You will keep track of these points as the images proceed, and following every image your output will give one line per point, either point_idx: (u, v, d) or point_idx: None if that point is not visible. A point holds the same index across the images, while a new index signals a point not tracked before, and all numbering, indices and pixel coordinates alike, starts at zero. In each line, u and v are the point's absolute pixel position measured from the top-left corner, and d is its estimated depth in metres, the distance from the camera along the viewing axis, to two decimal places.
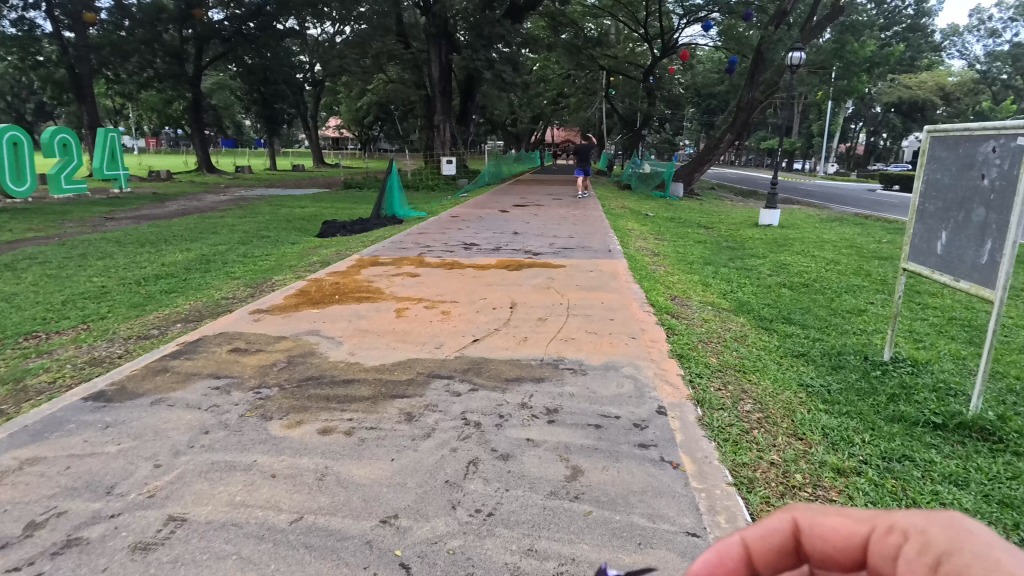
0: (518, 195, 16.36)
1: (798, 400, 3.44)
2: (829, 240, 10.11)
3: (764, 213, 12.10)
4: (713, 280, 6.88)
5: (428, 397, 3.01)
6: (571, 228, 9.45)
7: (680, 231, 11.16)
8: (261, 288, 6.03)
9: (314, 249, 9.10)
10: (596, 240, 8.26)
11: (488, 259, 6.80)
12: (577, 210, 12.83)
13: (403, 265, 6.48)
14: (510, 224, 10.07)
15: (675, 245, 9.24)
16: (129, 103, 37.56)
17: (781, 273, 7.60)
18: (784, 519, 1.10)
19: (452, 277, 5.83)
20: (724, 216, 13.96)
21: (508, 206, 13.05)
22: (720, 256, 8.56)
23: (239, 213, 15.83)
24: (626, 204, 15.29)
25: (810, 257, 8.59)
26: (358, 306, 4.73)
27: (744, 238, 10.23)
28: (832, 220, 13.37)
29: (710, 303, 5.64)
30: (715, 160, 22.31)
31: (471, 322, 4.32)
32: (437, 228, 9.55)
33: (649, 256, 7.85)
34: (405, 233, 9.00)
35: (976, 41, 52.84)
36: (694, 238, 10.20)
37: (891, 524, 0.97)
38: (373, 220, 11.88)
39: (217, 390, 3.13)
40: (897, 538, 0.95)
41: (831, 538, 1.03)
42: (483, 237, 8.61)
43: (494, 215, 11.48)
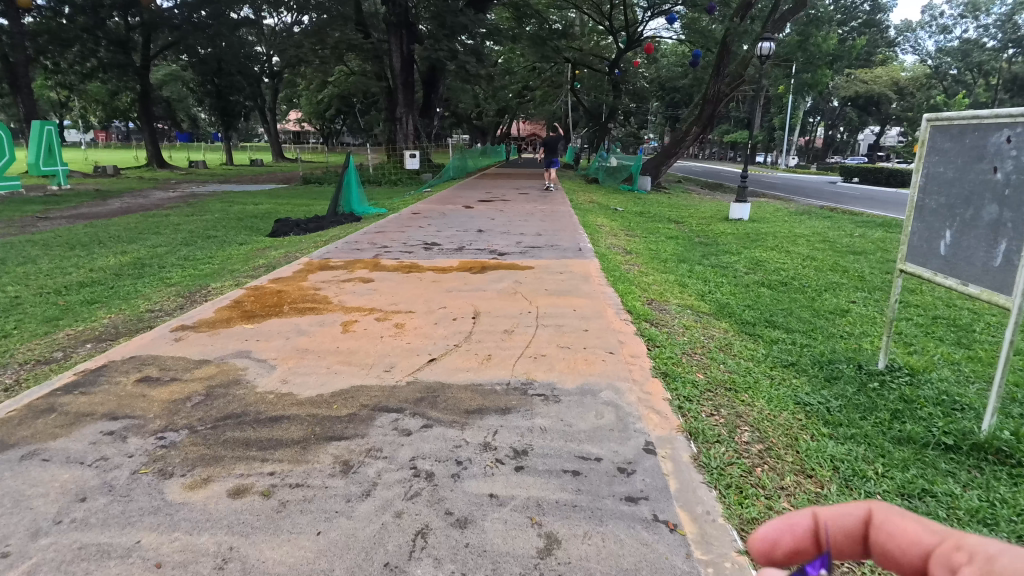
0: (483, 189, 15.84)
1: (798, 424, 3.04)
2: (802, 234, 9.91)
3: (734, 207, 11.85)
4: (689, 279, 6.52)
5: (371, 440, 2.50)
6: (539, 225, 8.99)
7: (650, 226, 10.81)
8: (194, 297, 5.40)
9: (264, 250, 8.44)
10: (565, 238, 7.81)
11: (450, 261, 6.27)
12: (544, 205, 12.37)
13: (356, 268, 5.93)
14: (474, 221, 9.56)
15: (647, 241, 8.88)
16: (72, 95, 35.63)
17: (758, 270, 7.30)
18: (857, 507, 0.92)
19: (409, 282, 5.31)
20: (693, 210, 13.71)
21: (473, 201, 12.55)
22: (694, 253, 8.23)
23: (187, 211, 14.91)
24: (595, 199, 14.95)
25: (785, 252, 8.33)
26: (300, 320, 4.17)
27: (717, 234, 9.93)
28: (801, 213, 13.27)
29: (688, 306, 5.26)
30: (681, 153, 22.15)
31: (428, 337, 3.81)
32: (397, 226, 8.97)
33: (622, 254, 7.45)
34: (361, 232, 8.41)
35: (929, 37, 54.38)
36: (665, 234, 9.86)
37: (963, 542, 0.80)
38: (329, 217, 11.20)
39: (110, 436, 2.56)
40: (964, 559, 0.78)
41: (901, 538, 0.87)
42: (444, 236, 8.08)
43: (457, 211, 10.92)
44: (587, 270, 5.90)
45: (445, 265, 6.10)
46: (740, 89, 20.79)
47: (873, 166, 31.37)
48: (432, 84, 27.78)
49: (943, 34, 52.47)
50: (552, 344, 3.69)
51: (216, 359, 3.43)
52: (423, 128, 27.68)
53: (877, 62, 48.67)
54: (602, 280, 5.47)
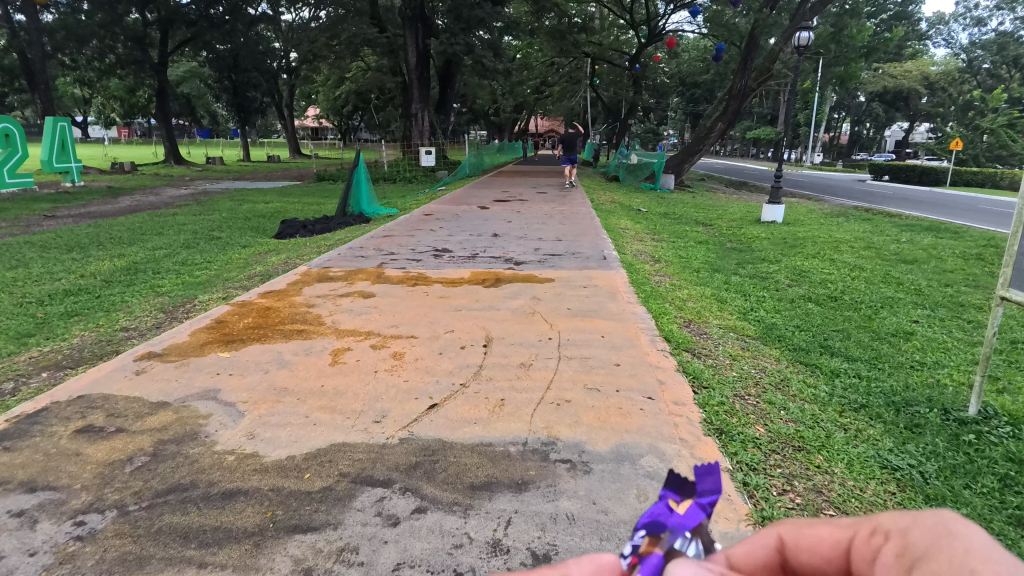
0: (499, 188, 15.25)
1: (894, 503, 2.40)
2: (841, 240, 9.20)
3: (766, 209, 11.14)
4: (726, 292, 5.88)
5: (347, 534, 1.92)
6: (558, 230, 8.37)
7: (676, 229, 10.15)
8: (176, 312, 4.87)
9: (265, 255, 7.95)
10: (587, 244, 7.19)
11: (461, 271, 5.69)
12: (563, 205, 11.76)
13: (357, 280, 5.37)
14: (490, 223, 8.97)
15: (676, 247, 8.23)
16: (92, 91, 35.74)
17: (801, 282, 6.62)
18: (768, 536, 1.02)
19: (415, 298, 4.74)
20: (719, 211, 13.01)
21: (488, 201, 12.00)
22: (728, 261, 7.57)
23: (195, 209, 14.54)
24: (616, 198, 14.30)
25: (828, 261, 7.62)
26: (284, 348, 3.60)
27: (749, 239, 9.24)
28: (836, 215, 12.51)
29: (731, 328, 4.62)
30: (705, 150, 21.40)
31: (430, 372, 3.23)
32: (406, 230, 8.41)
33: (651, 262, 6.81)
34: (367, 236, 7.87)
35: (961, 30, 52.63)
36: (695, 239, 9.19)
37: (874, 526, 0.90)
38: (337, 218, 10.71)
39: (16, 521, 2.01)
40: (879, 540, 0.88)
41: (819, 547, 0.96)
42: (456, 240, 7.51)
43: (471, 212, 10.36)
44: (614, 284, 5.29)
45: (456, 276, 5.53)
46: (767, 84, 19.95)
47: (904, 164, 30.26)
48: (448, 79, 27.25)
49: (977, 27, 50.75)
50: (579, 384, 3.09)
51: (175, 403, 2.86)
52: (439, 125, 27.19)
53: (906, 56, 47.21)
54: (631, 296, 4.87)
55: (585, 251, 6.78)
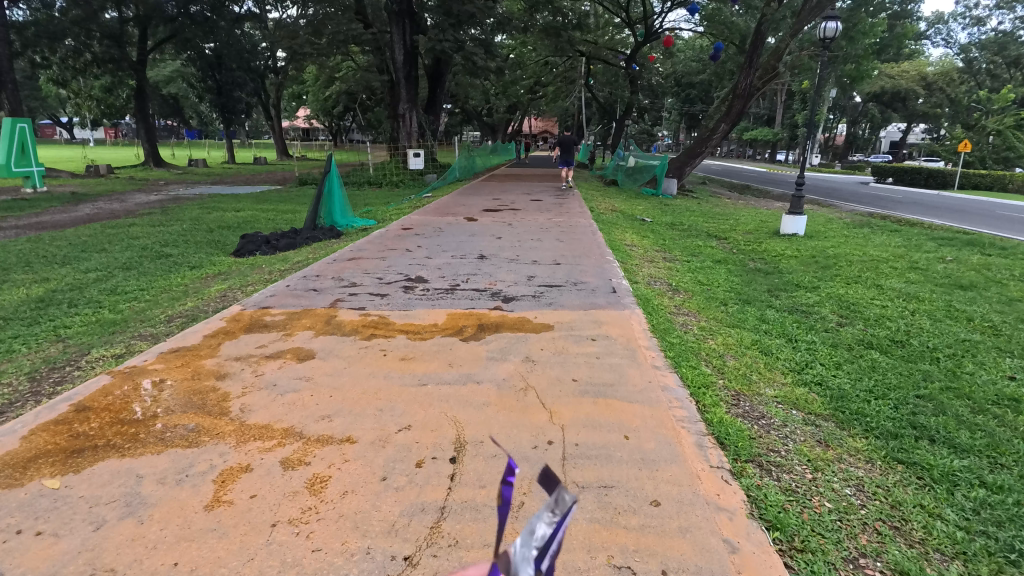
0: (489, 195, 14.12)
1: None
2: (877, 258, 8.09)
3: (786, 220, 9.98)
4: (766, 336, 4.70)
5: None
6: (557, 249, 7.15)
7: (687, 244, 9.00)
8: (48, 380, 3.65)
9: (212, 281, 6.74)
10: (590, 271, 5.98)
11: (435, 313, 4.49)
12: (560, 215, 10.60)
13: (299, 329, 4.15)
14: (477, 240, 7.76)
15: (690, 269, 7.08)
16: (68, 91, 34.25)
17: (852, 316, 5.46)
18: None
19: (368, 363, 3.53)
20: (731, 221, 11.87)
21: (477, 211, 10.85)
22: (754, 289, 6.40)
23: (156, 219, 13.26)
24: (617, 206, 13.19)
25: (872, 287, 6.48)
26: (145, 472, 2.37)
27: (774, 257, 8.10)
28: (859, 226, 11.42)
29: (792, 402, 3.44)
30: (708, 152, 20.36)
31: (360, 529, 2.02)
32: (377, 249, 7.17)
33: (672, 295, 5.62)
34: (332, 257, 6.63)
35: (960, 30, 51.87)
36: (711, 258, 8.04)
37: None
38: (305, 232, 9.52)
39: None
40: None
41: None
42: (435, 264, 6.28)
43: (458, 225, 9.17)
44: (629, 331, 4.09)
45: (427, 321, 4.32)
46: (773, 84, 18.85)
47: (909, 166, 29.33)
48: (438, 77, 26.05)
49: (975, 27, 50.01)
50: (602, 556, 1.90)
51: None
52: (428, 126, 26.01)
53: (906, 56, 46.39)
54: (656, 354, 3.69)
55: (589, 280, 5.58)
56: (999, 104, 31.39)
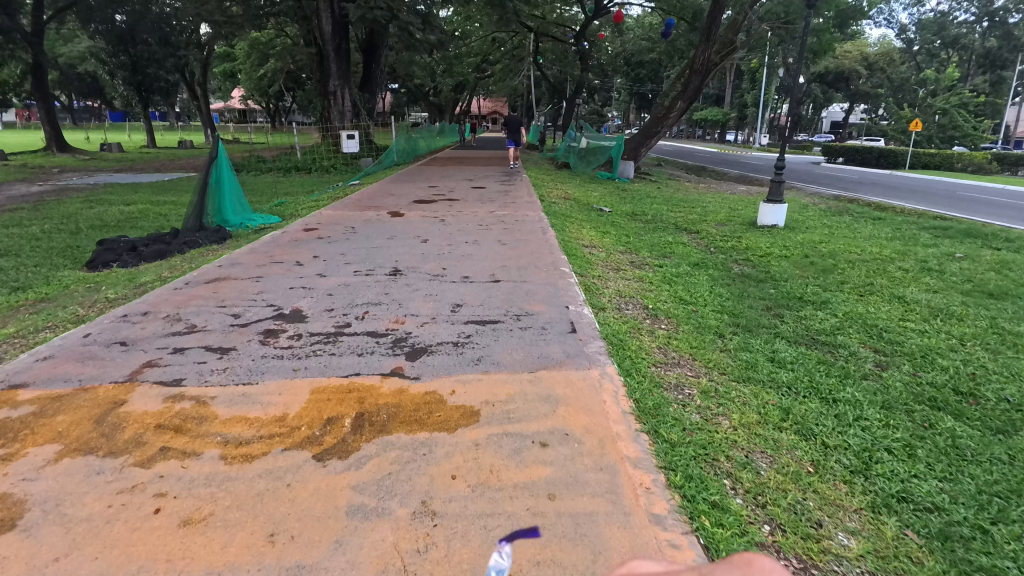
0: (425, 181, 12.38)
1: None
2: (877, 255, 6.85)
3: (765, 210, 8.68)
4: (795, 400, 3.23)
5: None
6: (497, 257, 5.53)
7: (655, 242, 7.59)
8: None
9: (13, 317, 4.79)
10: (536, 291, 4.45)
11: (296, 390, 2.79)
12: (505, 207, 8.97)
13: (31, 444, 2.37)
14: (395, 245, 6.06)
15: (667, 282, 5.61)
16: None
17: (888, 349, 4.06)
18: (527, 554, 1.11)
19: (113, 539, 1.82)
20: (699, 209, 10.54)
21: (406, 203, 9.11)
22: (749, 306, 5.00)
23: (16, 217, 10.86)
24: (571, 193, 11.68)
25: (894, 301, 5.16)
26: None
27: (761, 257, 6.73)
28: (837, 214, 10.28)
29: (894, 571, 1.96)
30: (664, 132, 19.01)
31: None
32: (256, 262, 5.36)
33: (654, 328, 4.08)
34: (185, 280, 4.81)
35: (900, 10, 52.33)
36: (688, 261, 6.61)
37: None
38: (186, 234, 7.58)
39: None
40: None
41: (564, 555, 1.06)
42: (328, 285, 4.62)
43: (377, 223, 7.42)
44: (601, 415, 2.56)
45: (271, 409, 2.61)
46: (731, 59, 17.64)
47: (860, 147, 29.06)
48: (374, 52, 23.79)
49: (914, 7, 50.48)
50: None
51: None
52: (363, 104, 23.81)
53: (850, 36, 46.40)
54: (655, 478, 2.14)
55: (537, 308, 4.04)
56: (944, 83, 31.53)
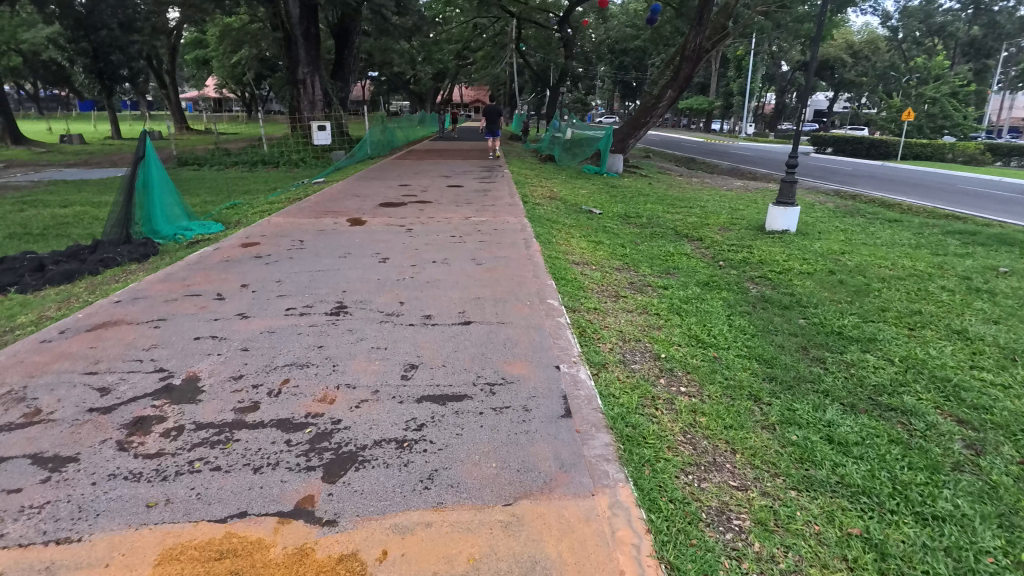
0: (399, 178, 11.28)
1: None
2: (912, 270, 5.95)
3: (774, 213, 7.79)
4: (886, 524, 2.27)
5: None
6: (468, 284, 4.50)
7: (655, 253, 6.63)
8: None
9: None
10: (518, 341, 3.45)
11: (135, 565, 1.75)
12: (483, 210, 7.90)
13: None
14: (347, 267, 5.02)
15: (678, 313, 4.62)
16: None
17: (977, 418, 3.14)
18: None
19: None
20: (697, 210, 9.61)
21: (372, 207, 8.00)
22: (780, 348, 4.05)
23: None
24: (558, 191, 10.68)
25: (955, 337, 4.23)
26: None
27: (779, 272, 5.81)
28: (847, 216, 9.43)
29: None
30: (653, 123, 18.02)
31: None
32: (165, 294, 4.28)
33: (673, 396, 3.07)
34: (61, 326, 3.70)
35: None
36: (695, 279, 5.64)
37: None
38: (109, 249, 6.41)
39: None
40: None
41: None
42: (246, 333, 3.56)
43: (331, 235, 6.34)
44: None
45: None
46: (724, 46, 16.66)
47: (849, 137, 28.40)
48: (346, 37, 22.40)
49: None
50: None
51: None
52: (335, 93, 22.49)
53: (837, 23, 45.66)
54: None
55: (518, 370, 3.04)
56: (933, 72, 30.95)
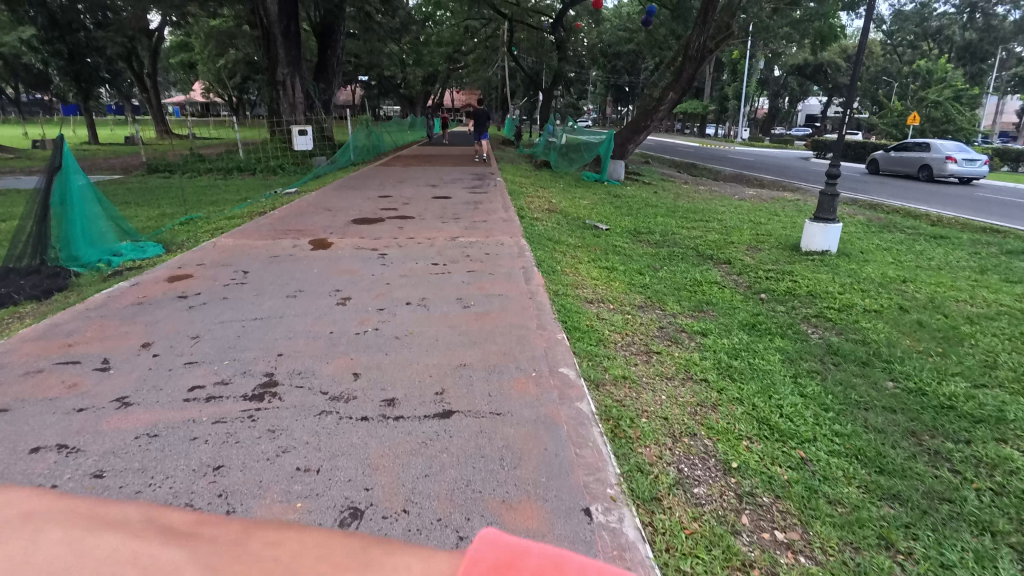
0: (379, 188, 10.13)
1: None
2: (998, 306, 4.86)
3: (813, 232, 6.66)
4: None
5: None
6: (451, 341, 3.34)
7: (681, 282, 5.48)
8: None
9: None
10: (516, 451, 2.28)
11: None
12: (474, 228, 6.74)
13: None
14: (293, 312, 3.85)
15: (733, 378, 3.48)
16: None
17: None
18: None
19: None
20: (715, 225, 8.50)
21: (343, 224, 6.81)
22: (885, 437, 2.93)
23: None
24: (557, 202, 9.55)
25: None
26: None
27: (842, 310, 4.69)
28: (884, 231, 8.33)
29: None
30: (654, 126, 16.81)
31: None
32: (27, 363, 3.08)
33: (779, 564, 1.93)
34: None
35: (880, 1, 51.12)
36: (737, 321, 4.52)
37: None
38: (11, 283, 5.17)
39: None
40: None
41: None
42: (114, 435, 2.39)
43: (287, 262, 5.16)
44: None
45: None
46: (729, 45, 15.61)
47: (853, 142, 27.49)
48: (329, 36, 21.15)
49: None
50: None
51: None
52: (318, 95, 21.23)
53: None
54: None
55: (527, 524, 1.88)
56: (936, 75, 30.17)
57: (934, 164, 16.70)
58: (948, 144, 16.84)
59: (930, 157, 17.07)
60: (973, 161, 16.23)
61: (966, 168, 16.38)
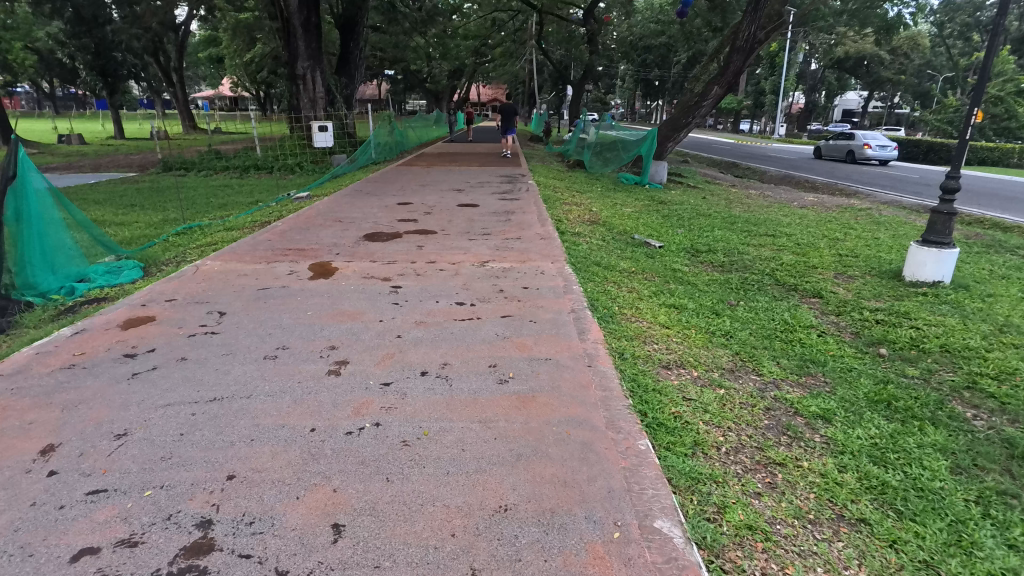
0: (399, 194, 9.14)
1: None
2: None
3: (921, 260, 5.45)
4: None
5: None
6: (482, 455, 2.26)
7: (771, 328, 4.31)
8: None
9: None
10: None
11: None
12: (506, 248, 5.68)
13: None
14: (265, 388, 2.82)
15: (899, 512, 2.34)
16: None
17: None
18: None
19: None
20: (784, 243, 7.26)
21: (354, 243, 5.81)
22: None
23: None
24: (597, 211, 8.46)
25: None
26: None
27: (1003, 383, 3.50)
28: (988, 254, 7.00)
29: None
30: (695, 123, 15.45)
31: None
32: None
33: None
34: None
35: None
36: (863, 394, 3.36)
37: None
38: None
39: None
40: None
41: None
42: None
43: (278, 297, 4.16)
44: None
45: None
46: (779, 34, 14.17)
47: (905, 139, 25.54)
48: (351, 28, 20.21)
49: None
50: None
51: None
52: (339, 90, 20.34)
53: None
54: None
55: None
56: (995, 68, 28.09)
57: (857, 150, 21.03)
58: (868, 134, 21.17)
59: (855, 144, 21.29)
60: (886, 147, 20.43)
61: (880, 153, 20.59)
